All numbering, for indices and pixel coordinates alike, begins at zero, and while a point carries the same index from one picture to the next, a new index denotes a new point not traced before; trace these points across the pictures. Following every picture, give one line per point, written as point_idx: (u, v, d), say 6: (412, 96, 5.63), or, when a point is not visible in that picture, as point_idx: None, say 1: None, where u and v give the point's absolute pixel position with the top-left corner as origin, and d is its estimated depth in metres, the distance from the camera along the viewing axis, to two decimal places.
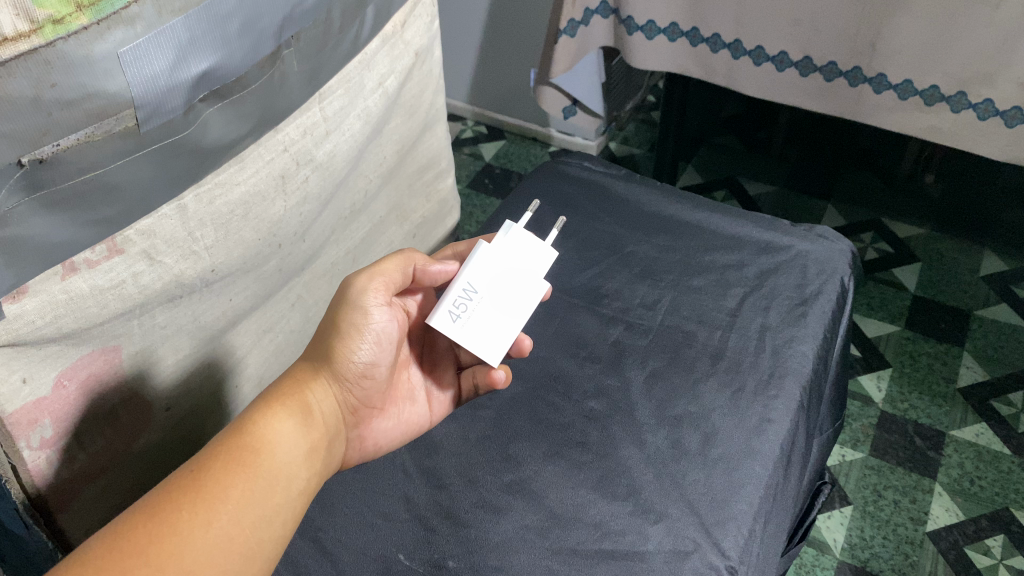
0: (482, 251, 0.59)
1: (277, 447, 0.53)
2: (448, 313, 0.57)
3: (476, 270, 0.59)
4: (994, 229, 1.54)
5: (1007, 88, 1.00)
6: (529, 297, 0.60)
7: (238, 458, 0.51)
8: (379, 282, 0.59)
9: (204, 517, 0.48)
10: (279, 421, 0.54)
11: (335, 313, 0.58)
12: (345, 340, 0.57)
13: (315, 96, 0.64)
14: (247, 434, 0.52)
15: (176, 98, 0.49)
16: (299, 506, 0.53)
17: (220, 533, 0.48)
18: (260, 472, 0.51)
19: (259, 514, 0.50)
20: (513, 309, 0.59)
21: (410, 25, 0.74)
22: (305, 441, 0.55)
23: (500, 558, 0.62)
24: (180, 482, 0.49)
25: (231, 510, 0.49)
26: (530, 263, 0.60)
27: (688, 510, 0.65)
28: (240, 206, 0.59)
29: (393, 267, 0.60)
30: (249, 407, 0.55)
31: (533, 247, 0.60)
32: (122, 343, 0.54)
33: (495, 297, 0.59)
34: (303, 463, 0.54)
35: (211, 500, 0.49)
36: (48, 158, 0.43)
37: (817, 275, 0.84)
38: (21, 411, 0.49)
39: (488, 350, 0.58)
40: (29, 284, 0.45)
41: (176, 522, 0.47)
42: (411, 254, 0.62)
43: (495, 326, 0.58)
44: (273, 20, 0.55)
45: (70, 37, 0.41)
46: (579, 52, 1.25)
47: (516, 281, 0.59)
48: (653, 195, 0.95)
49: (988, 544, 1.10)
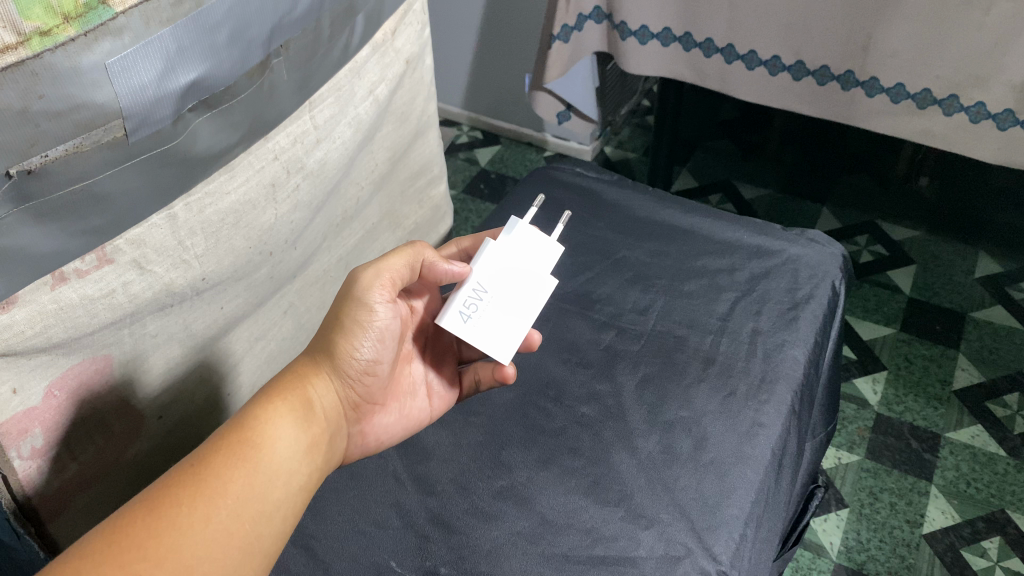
0: (489, 249, 0.60)
1: (278, 442, 0.53)
2: (458, 313, 0.58)
3: (484, 269, 0.60)
4: (988, 231, 1.54)
5: (997, 91, 1.00)
6: (535, 295, 0.60)
7: (238, 453, 0.51)
8: (385, 278, 0.58)
9: (203, 512, 0.48)
10: (280, 416, 0.54)
11: (338, 309, 0.58)
12: (347, 336, 0.57)
13: (306, 105, 0.64)
14: (247, 429, 0.52)
15: (164, 108, 0.49)
16: (299, 502, 0.54)
17: (218, 528, 0.48)
18: (259, 466, 0.51)
19: (258, 509, 0.50)
20: (521, 308, 0.59)
21: (401, 32, 0.75)
22: (305, 436, 0.55)
23: (493, 564, 0.62)
24: (180, 477, 0.49)
25: (230, 505, 0.49)
26: (536, 260, 0.61)
27: (679, 515, 0.65)
28: (230, 214, 0.59)
29: (400, 262, 0.59)
30: (250, 401, 0.55)
31: (538, 243, 0.61)
32: (112, 352, 0.54)
33: (505, 296, 0.59)
34: (303, 459, 0.54)
35: (210, 496, 0.49)
36: (37, 169, 0.43)
37: (808, 279, 0.84)
38: (11, 421, 0.49)
39: (499, 349, 0.58)
40: (19, 294, 0.45)
41: (175, 517, 0.47)
42: (420, 247, 0.61)
43: (504, 325, 0.59)
44: (262, 29, 0.56)
45: (57, 48, 0.42)
46: (572, 57, 1.25)
47: (522, 278, 0.60)
48: (644, 200, 0.95)
49: (985, 546, 1.10)
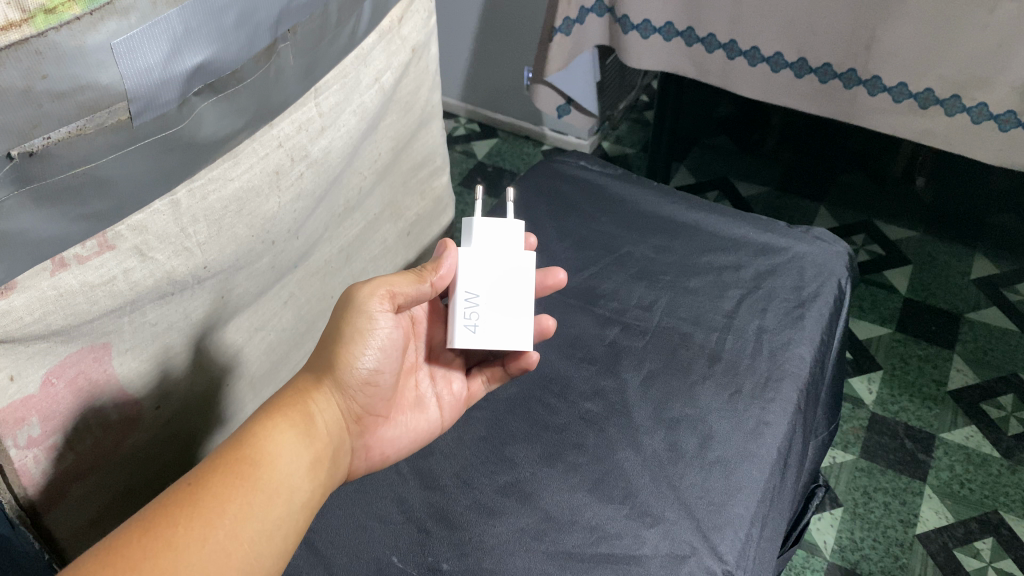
0: (519, 265, 0.60)
1: (278, 459, 0.52)
2: (466, 327, 0.58)
3: (489, 280, 0.59)
4: (985, 233, 1.55)
5: (1000, 93, 1.00)
6: (469, 272, 0.59)
7: (237, 471, 0.50)
8: (385, 290, 0.57)
9: (199, 532, 0.47)
10: (281, 432, 0.53)
11: (336, 322, 0.57)
12: (346, 349, 0.56)
13: (311, 91, 0.63)
14: (247, 446, 0.51)
15: (170, 91, 0.48)
16: (301, 519, 0.52)
17: (214, 549, 0.47)
18: (260, 484, 0.50)
19: (257, 527, 0.49)
20: (474, 288, 0.59)
21: (407, 20, 0.73)
22: (308, 452, 0.54)
23: (495, 561, 0.61)
24: (177, 496, 0.49)
25: (228, 525, 0.48)
26: (505, 237, 0.61)
27: (685, 513, 0.64)
28: (234, 201, 0.58)
29: (408, 281, 0.58)
30: (250, 418, 0.54)
31: (486, 231, 0.61)
32: (111, 340, 0.53)
33: (461, 275, 0.59)
34: (306, 474, 0.53)
35: (208, 514, 0.48)
36: (38, 151, 0.42)
37: (814, 277, 0.84)
38: (8, 409, 0.48)
39: (461, 334, 0.58)
40: (18, 280, 0.44)
41: (170, 537, 0.46)
42: (427, 270, 0.59)
43: (461, 311, 0.58)
44: (269, 14, 0.54)
45: (62, 26, 0.40)
46: (574, 50, 1.24)
47: (467, 261, 0.60)
48: (650, 196, 0.94)
49: (978, 547, 1.10)
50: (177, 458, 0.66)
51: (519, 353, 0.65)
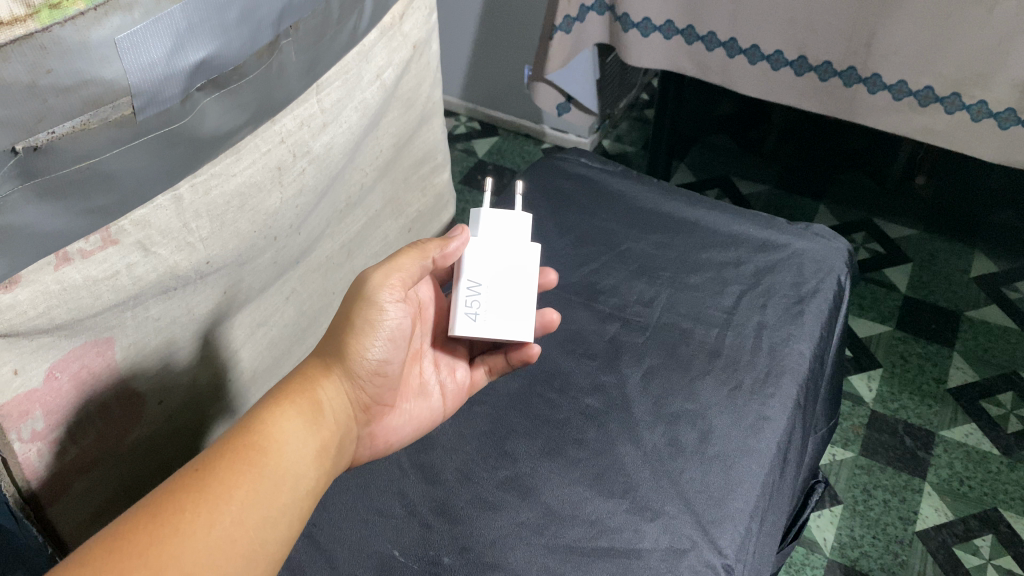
0: (524, 256, 0.61)
1: (286, 447, 0.52)
2: (466, 315, 0.58)
3: (493, 270, 0.60)
4: (984, 231, 1.55)
5: (1000, 91, 1.00)
6: (473, 262, 0.60)
7: (245, 458, 0.50)
8: (395, 278, 0.57)
9: (207, 518, 0.47)
10: (287, 419, 0.53)
11: (347, 311, 0.57)
12: (356, 338, 0.57)
13: (313, 88, 0.63)
14: (255, 434, 0.52)
15: (173, 86, 0.49)
16: (306, 507, 0.53)
17: (221, 535, 0.47)
18: (267, 471, 0.51)
19: (264, 514, 0.50)
20: (477, 277, 0.59)
21: (409, 16, 0.74)
22: (315, 440, 0.54)
23: (496, 555, 0.62)
24: (185, 483, 0.49)
25: (236, 511, 0.48)
26: (509, 228, 0.61)
27: (684, 508, 0.65)
28: (236, 197, 0.58)
29: (412, 260, 0.58)
30: (257, 405, 0.54)
31: (493, 222, 0.61)
32: (114, 335, 0.53)
33: (466, 261, 0.60)
34: (312, 462, 0.53)
35: (215, 500, 0.48)
36: (43, 146, 0.42)
37: (814, 274, 0.84)
38: (12, 402, 0.48)
39: (462, 322, 0.58)
40: (22, 274, 0.45)
41: (178, 523, 0.47)
42: (432, 244, 0.59)
43: (463, 300, 0.59)
44: (271, 10, 0.54)
45: (67, 21, 0.41)
46: (575, 48, 1.24)
47: (473, 251, 0.60)
48: (650, 192, 0.94)
49: (977, 544, 1.11)
50: (179, 453, 0.66)
51: (520, 344, 0.65)
